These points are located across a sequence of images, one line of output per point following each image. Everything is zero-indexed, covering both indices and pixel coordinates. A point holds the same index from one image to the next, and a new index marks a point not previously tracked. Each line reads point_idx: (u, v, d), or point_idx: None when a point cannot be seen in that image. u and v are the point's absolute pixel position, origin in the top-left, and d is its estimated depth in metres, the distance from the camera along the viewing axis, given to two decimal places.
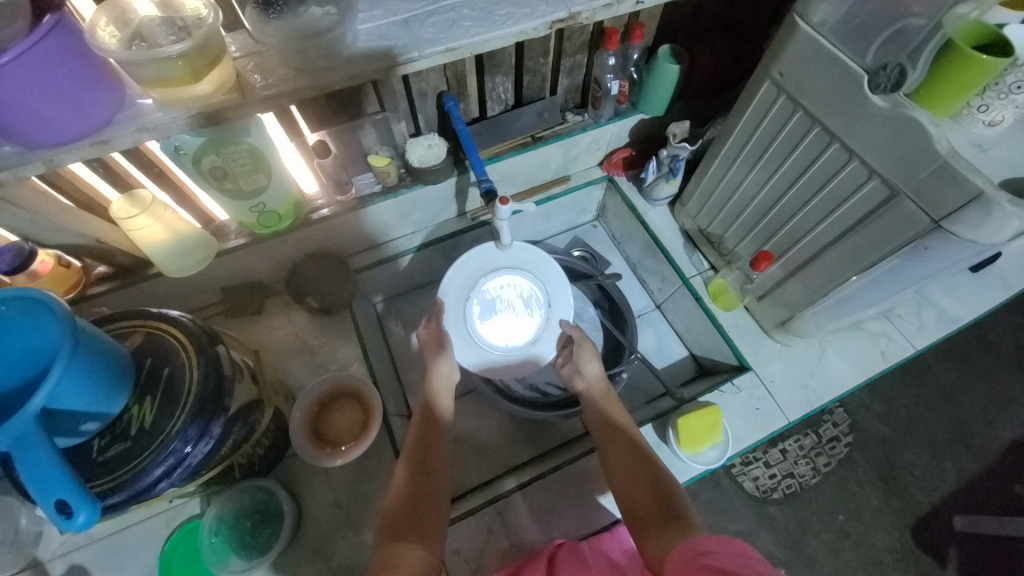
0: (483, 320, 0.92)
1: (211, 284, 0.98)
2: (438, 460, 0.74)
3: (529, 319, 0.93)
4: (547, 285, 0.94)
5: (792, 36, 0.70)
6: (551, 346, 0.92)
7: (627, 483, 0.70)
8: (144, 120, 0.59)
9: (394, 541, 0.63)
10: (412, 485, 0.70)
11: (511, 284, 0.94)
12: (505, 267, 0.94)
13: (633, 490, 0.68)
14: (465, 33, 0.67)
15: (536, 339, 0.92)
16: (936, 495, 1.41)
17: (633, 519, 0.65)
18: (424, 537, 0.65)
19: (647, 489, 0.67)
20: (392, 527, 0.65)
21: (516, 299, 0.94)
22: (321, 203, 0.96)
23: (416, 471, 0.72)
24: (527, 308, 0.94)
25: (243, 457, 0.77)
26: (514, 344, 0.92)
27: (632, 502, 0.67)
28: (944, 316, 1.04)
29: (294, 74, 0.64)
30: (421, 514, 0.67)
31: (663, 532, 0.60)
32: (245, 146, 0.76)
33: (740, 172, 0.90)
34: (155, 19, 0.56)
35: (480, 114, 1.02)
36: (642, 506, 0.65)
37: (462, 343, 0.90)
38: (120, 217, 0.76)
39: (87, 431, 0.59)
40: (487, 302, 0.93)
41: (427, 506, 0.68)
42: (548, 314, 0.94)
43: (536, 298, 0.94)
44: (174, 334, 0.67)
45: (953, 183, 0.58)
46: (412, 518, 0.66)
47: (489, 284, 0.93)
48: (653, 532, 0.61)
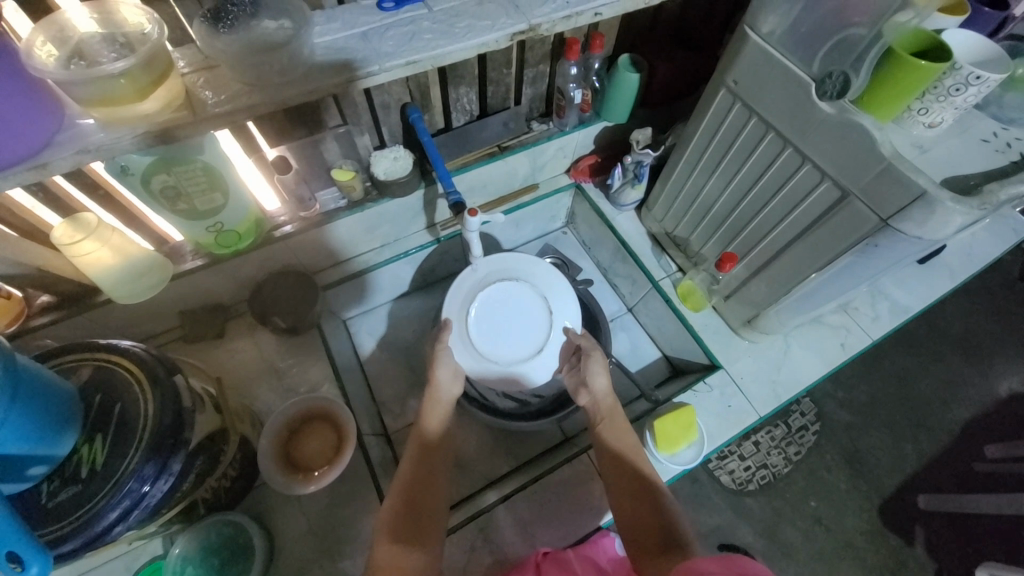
0: (488, 331, 0.93)
1: (168, 309, 0.94)
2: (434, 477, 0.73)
3: (534, 328, 0.94)
4: (547, 294, 0.96)
5: (744, 45, 0.72)
6: (556, 355, 0.92)
7: (627, 504, 0.69)
8: (85, 142, 0.56)
9: (396, 543, 0.63)
10: (406, 501, 0.69)
11: (511, 295, 0.95)
12: (504, 277, 0.95)
13: (630, 512, 0.67)
14: (425, 45, 0.66)
15: (542, 347, 0.92)
16: (900, 476, 1.48)
17: (630, 539, 0.65)
18: (428, 547, 0.65)
19: (644, 507, 0.67)
20: (395, 528, 0.65)
21: (518, 309, 0.94)
22: (283, 219, 0.93)
23: (415, 484, 0.71)
24: (529, 318, 0.94)
25: (208, 491, 0.74)
26: (520, 354, 0.92)
27: (627, 516, 0.67)
28: (896, 306, 1.09)
29: (246, 90, 0.61)
30: (421, 520, 0.67)
31: (660, 551, 0.60)
32: (200, 164, 0.73)
33: (702, 176, 0.92)
34: (96, 36, 0.53)
35: (445, 125, 1.01)
36: (637, 524, 0.65)
37: (469, 358, 0.90)
38: (63, 242, 0.71)
39: (34, 476, 0.55)
40: (488, 315, 0.93)
41: (428, 517, 0.68)
42: (551, 321, 0.94)
43: (537, 306, 0.95)
44: (126, 366, 0.63)
45: (898, 184, 0.61)
46: (409, 526, 0.66)
47: (490, 295, 0.94)
48: (649, 556, 0.61)
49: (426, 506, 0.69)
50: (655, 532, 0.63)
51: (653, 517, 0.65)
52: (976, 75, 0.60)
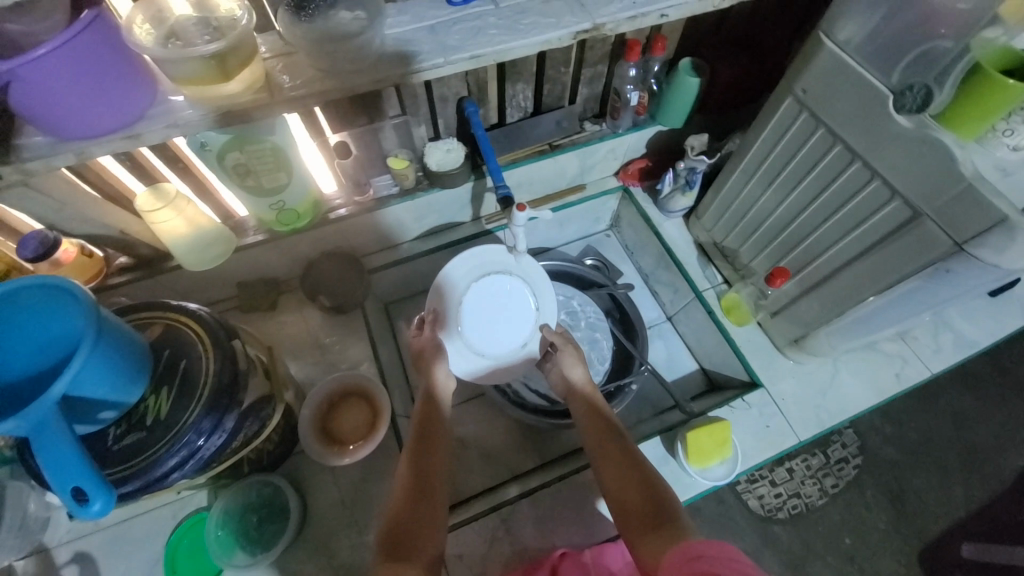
0: (473, 324, 0.93)
1: (227, 279, 0.99)
2: (437, 465, 0.73)
3: (517, 324, 0.94)
4: (536, 289, 0.95)
5: (816, 53, 0.70)
6: (536, 350, 0.95)
7: (615, 480, 0.68)
8: (174, 116, 0.61)
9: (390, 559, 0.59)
10: (410, 504, 0.67)
11: (500, 288, 0.94)
12: (493, 270, 0.93)
13: (620, 489, 0.67)
14: (490, 40, 0.68)
15: (524, 343, 0.95)
16: (946, 521, 1.39)
17: (624, 524, 0.63)
18: (424, 551, 0.62)
19: (630, 481, 0.66)
20: (393, 540, 0.62)
21: (504, 303, 0.94)
22: (339, 202, 0.97)
23: (419, 468, 0.72)
24: (515, 313, 0.94)
25: (252, 452, 0.78)
26: (504, 348, 0.94)
27: (623, 500, 0.66)
28: (961, 340, 1.02)
29: (320, 76, 0.64)
30: (424, 512, 0.66)
31: (650, 525, 0.60)
32: (268, 144, 0.78)
33: (756, 189, 0.90)
34: (190, 18, 0.58)
35: (498, 120, 1.03)
36: (633, 507, 0.63)
37: (456, 354, 0.92)
38: (145, 210, 0.78)
39: (105, 419, 0.60)
40: (475, 309, 0.93)
41: (431, 504, 0.68)
42: (533, 318, 0.95)
43: (525, 300, 0.95)
44: (192, 327, 0.68)
45: (977, 207, 0.57)
46: (401, 540, 0.62)
47: (479, 288, 0.93)
48: (641, 533, 0.60)
49: (431, 487, 0.70)
50: (644, 506, 0.63)
51: (647, 499, 0.63)
52: None
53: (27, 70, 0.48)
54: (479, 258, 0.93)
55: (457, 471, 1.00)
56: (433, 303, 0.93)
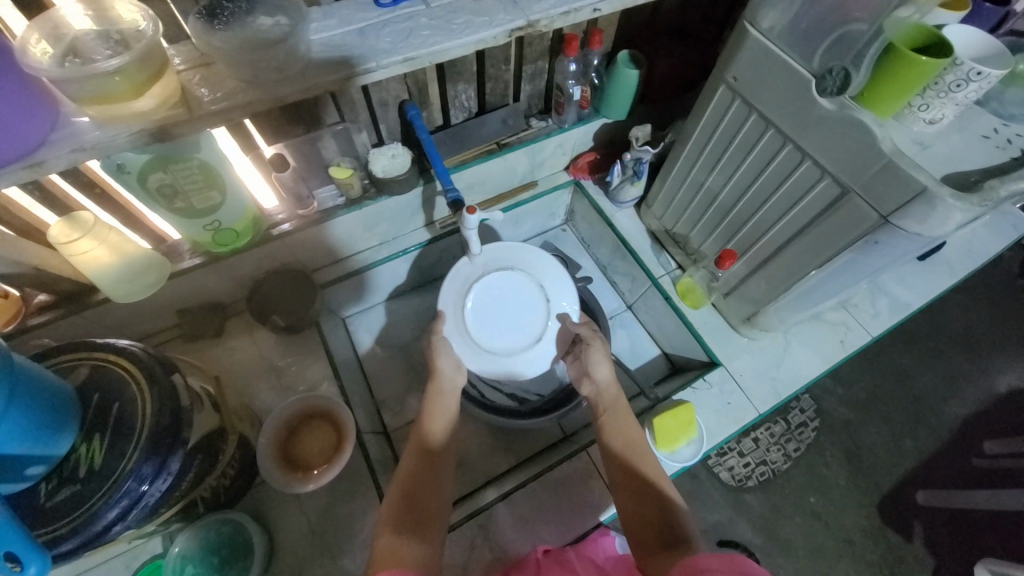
0: (484, 321, 0.92)
1: (166, 307, 0.93)
2: (434, 481, 0.71)
3: (530, 317, 0.93)
4: (545, 283, 0.95)
5: (743, 41, 0.72)
6: (553, 343, 0.93)
7: (630, 497, 0.68)
8: (81, 140, 0.55)
9: (398, 533, 0.62)
10: (406, 496, 0.67)
11: (508, 284, 0.94)
12: (501, 267, 0.94)
13: (635, 507, 0.66)
14: (423, 42, 0.66)
15: (541, 337, 0.92)
16: (898, 472, 1.49)
17: (635, 538, 0.63)
18: (429, 537, 0.64)
19: (643, 497, 0.66)
20: (398, 515, 0.64)
21: (515, 298, 0.94)
22: (281, 217, 0.93)
23: (408, 483, 0.69)
24: (528, 307, 0.94)
25: (207, 491, 0.74)
26: (518, 343, 0.92)
27: (636, 514, 0.65)
28: (896, 303, 1.09)
29: (241, 87, 0.61)
30: (422, 510, 0.66)
31: (660, 544, 0.59)
32: (195, 162, 0.73)
33: (700, 174, 0.92)
34: (90, 33, 0.53)
35: (443, 122, 1.00)
36: (645, 524, 0.63)
37: (468, 350, 0.90)
38: (60, 241, 0.71)
39: (32, 475, 0.55)
40: (485, 305, 0.92)
41: (428, 510, 0.67)
42: (548, 311, 0.94)
43: (536, 295, 0.94)
44: (123, 366, 0.62)
45: (898, 180, 0.61)
46: (414, 511, 0.66)
47: (487, 284, 0.93)
48: (652, 551, 0.59)
49: (426, 499, 0.68)
50: (656, 524, 0.62)
51: (659, 518, 0.63)
52: (977, 71, 0.60)
53: None
54: (482, 260, 0.94)
55: None
56: (444, 303, 0.91)
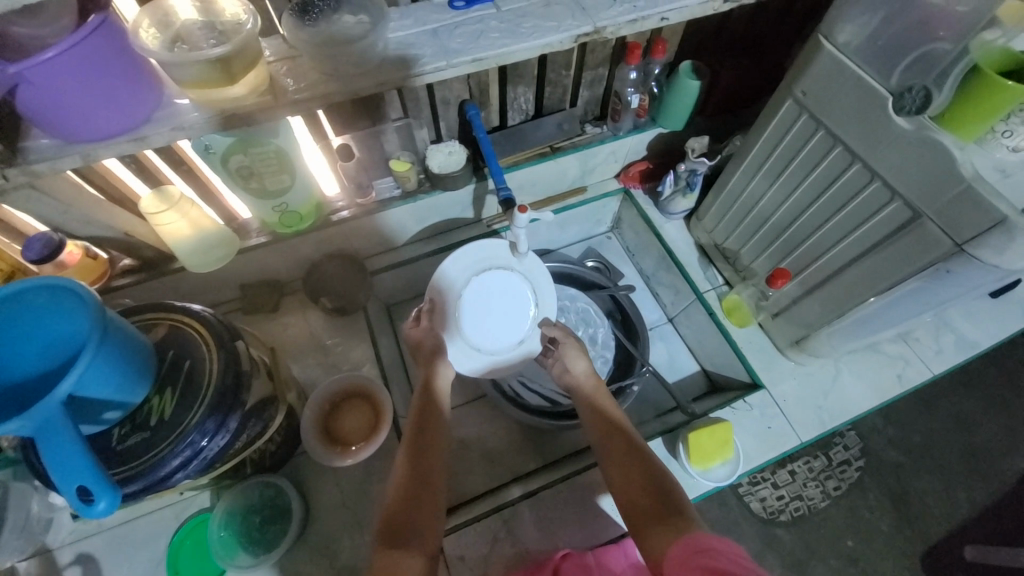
0: (472, 318, 0.89)
1: (229, 281, 1.00)
2: (434, 458, 0.73)
3: (516, 318, 0.90)
4: (538, 286, 0.91)
5: (816, 55, 0.70)
6: (535, 346, 0.91)
7: (622, 478, 0.69)
8: (179, 119, 0.61)
9: (390, 548, 0.61)
10: (413, 480, 0.70)
11: (502, 284, 0.90)
12: (496, 265, 0.90)
13: (630, 489, 0.68)
14: (492, 43, 0.68)
15: (525, 339, 0.90)
16: (949, 524, 1.39)
17: (633, 519, 0.65)
18: (422, 541, 0.63)
19: (635, 474, 0.68)
20: (389, 525, 0.64)
21: (505, 299, 0.90)
22: (341, 205, 0.98)
23: (416, 461, 0.72)
24: (517, 309, 0.90)
25: (254, 453, 0.78)
26: (503, 343, 0.90)
27: (633, 495, 0.67)
28: (963, 341, 1.02)
29: (323, 79, 0.65)
30: (418, 505, 0.67)
31: (660, 521, 0.61)
32: (272, 147, 0.78)
33: (759, 187, 0.89)
34: (196, 22, 0.59)
35: (500, 123, 1.04)
36: (641, 504, 0.65)
37: (452, 344, 0.88)
38: (149, 212, 0.79)
39: (109, 420, 0.60)
40: (476, 302, 0.89)
41: (428, 497, 0.69)
42: (535, 315, 0.91)
43: (527, 297, 0.91)
44: (196, 328, 0.68)
45: (976, 207, 0.58)
46: (409, 515, 0.66)
47: (477, 282, 0.89)
48: (654, 529, 0.61)
49: (432, 476, 0.71)
50: (653, 501, 0.64)
51: (654, 496, 0.65)
52: None
53: (32, 71, 0.48)
54: (479, 255, 0.90)
55: (459, 473, 0.99)
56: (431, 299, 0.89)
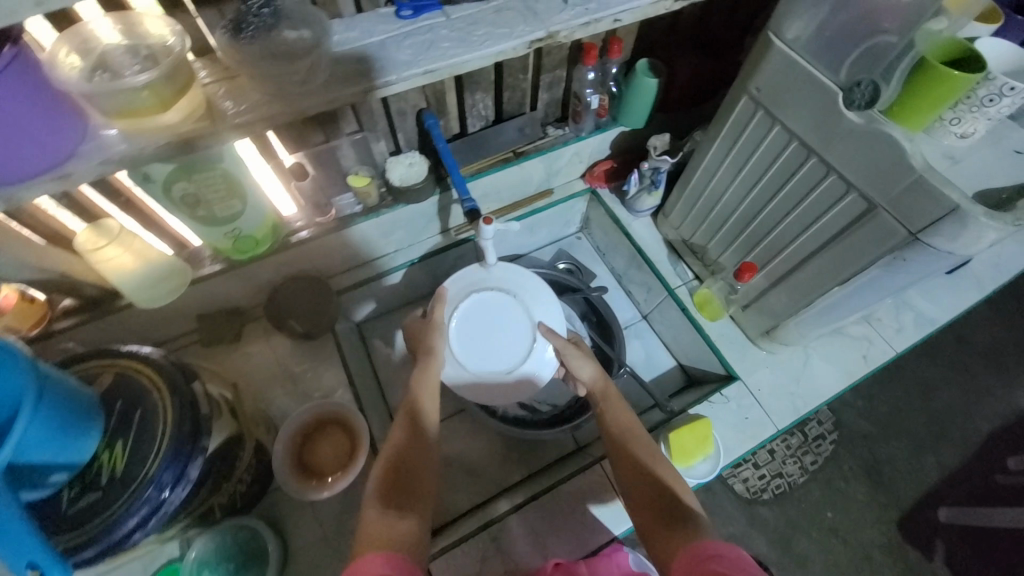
0: (466, 335, 0.88)
1: (185, 313, 0.94)
2: (424, 471, 0.71)
3: (512, 344, 0.89)
4: (537, 319, 0.90)
5: (767, 52, 0.71)
6: (524, 381, 0.88)
7: (632, 483, 0.70)
8: (109, 152, 0.56)
9: (387, 509, 0.63)
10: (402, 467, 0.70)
11: (501, 306, 0.90)
12: (498, 287, 0.91)
13: (640, 494, 0.69)
14: (443, 54, 0.66)
15: (513, 368, 0.88)
16: (919, 488, 1.46)
17: (642, 523, 0.66)
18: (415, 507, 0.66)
19: (644, 481, 0.69)
20: (385, 496, 0.65)
21: (502, 323, 0.90)
22: (300, 224, 0.93)
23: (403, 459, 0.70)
24: (514, 337, 0.89)
25: (224, 497, 0.74)
26: (494, 368, 0.88)
27: (637, 494, 0.69)
28: (921, 317, 1.06)
29: (267, 100, 0.61)
30: (412, 485, 0.68)
31: (666, 526, 0.62)
32: (219, 171, 0.74)
33: (723, 184, 0.90)
34: (120, 47, 0.54)
35: (460, 130, 1.01)
36: (649, 506, 0.66)
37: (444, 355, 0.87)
38: (87, 248, 0.73)
39: (55, 483, 0.56)
40: (472, 319, 0.89)
41: (417, 485, 0.68)
42: (531, 349, 0.88)
43: (525, 328, 0.90)
44: (146, 373, 0.63)
45: (930, 200, 0.59)
46: (398, 490, 0.67)
47: (480, 297, 0.90)
48: (659, 534, 0.62)
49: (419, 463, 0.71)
50: (661, 506, 0.65)
51: (661, 500, 0.66)
52: (1011, 86, 0.58)
53: None
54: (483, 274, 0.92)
55: (444, 491, 0.98)
56: (436, 293, 0.88)
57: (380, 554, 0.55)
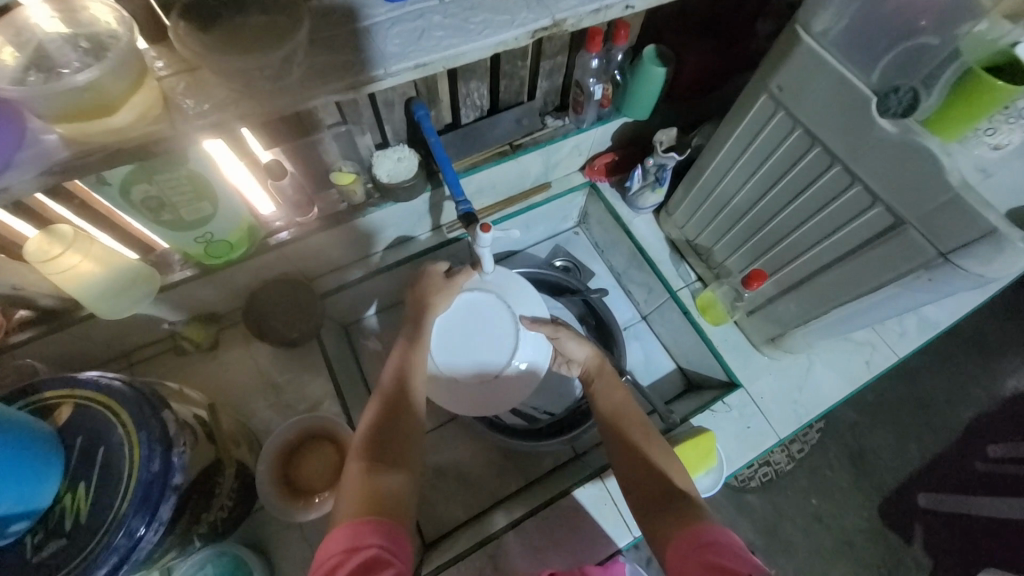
0: (446, 327, 0.86)
1: (156, 320, 0.87)
2: (410, 429, 0.67)
3: (483, 355, 0.86)
4: (521, 343, 0.86)
5: (793, 48, 0.64)
6: (475, 390, 0.87)
7: (624, 460, 0.68)
8: (49, 161, 0.48)
9: (372, 465, 0.60)
10: (384, 422, 0.66)
11: (493, 315, 0.87)
12: (501, 297, 0.87)
13: (633, 468, 0.67)
14: (436, 45, 0.58)
15: (458, 377, 0.87)
16: (903, 475, 1.48)
17: (635, 497, 0.65)
18: (400, 461, 0.63)
19: (636, 457, 0.67)
20: (367, 449, 0.63)
21: (483, 331, 0.86)
22: (279, 225, 0.86)
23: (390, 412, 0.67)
24: (491, 347, 0.87)
25: (206, 525, 0.69)
26: (456, 365, 0.87)
27: (629, 476, 0.67)
28: (924, 320, 1.04)
29: (233, 97, 0.53)
30: (393, 442, 0.64)
31: (665, 503, 0.61)
32: (184, 172, 0.65)
33: (733, 185, 0.85)
34: (61, 39, 0.46)
35: (452, 120, 0.94)
36: (645, 479, 0.65)
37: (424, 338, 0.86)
38: (41, 258, 0.64)
39: (14, 531, 0.51)
40: (462, 316, 0.86)
41: (399, 439, 0.65)
42: (498, 368, 0.86)
43: (505, 345, 0.86)
44: (107, 405, 0.57)
45: (964, 217, 0.55)
46: (381, 445, 0.64)
47: (493, 302, 0.87)
48: (655, 513, 0.61)
49: (403, 422, 0.67)
50: (660, 483, 0.64)
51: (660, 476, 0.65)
52: None
53: None
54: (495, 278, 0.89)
55: (438, 501, 0.95)
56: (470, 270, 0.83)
57: (360, 521, 0.52)
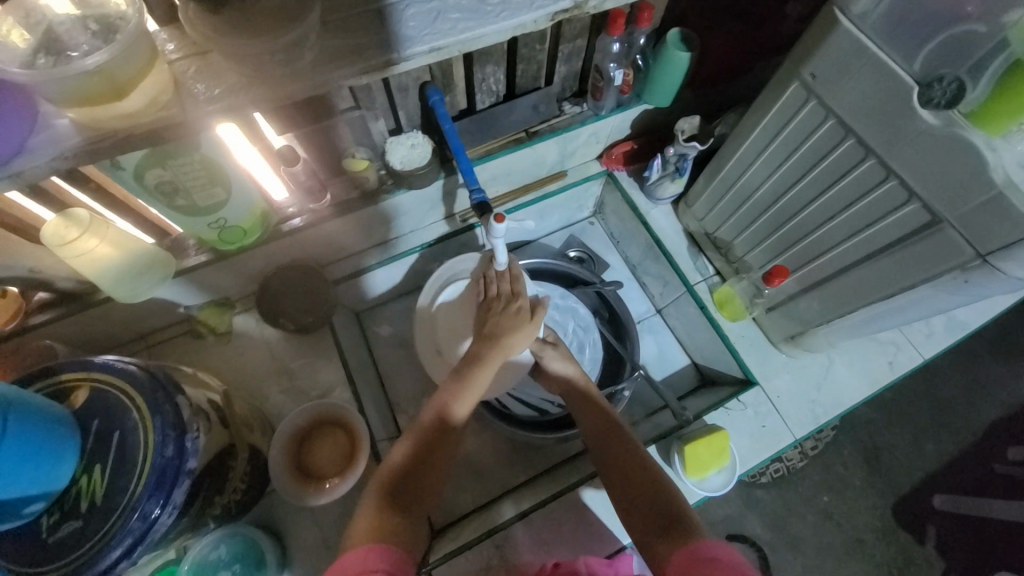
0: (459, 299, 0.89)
1: (172, 304, 0.88)
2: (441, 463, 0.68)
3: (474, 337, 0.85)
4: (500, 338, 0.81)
5: (830, 33, 0.61)
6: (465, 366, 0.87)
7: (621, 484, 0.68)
8: (62, 146, 0.48)
9: (384, 505, 0.61)
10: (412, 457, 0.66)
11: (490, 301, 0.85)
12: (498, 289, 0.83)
13: (628, 496, 0.67)
14: (452, 28, 0.56)
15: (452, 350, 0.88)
16: (919, 476, 1.45)
17: (634, 521, 0.65)
18: (419, 502, 0.64)
19: (636, 480, 0.67)
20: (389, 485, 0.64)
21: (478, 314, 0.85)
22: (292, 211, 0.86)
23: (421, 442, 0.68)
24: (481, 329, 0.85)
25: (220, 507, 0.71)
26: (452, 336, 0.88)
27: (626, 506, 0.66)
28: (953, 321, 1.00)
29: (243, 82, 0.52)
30: (416, 487, 0.65)
31: (659, 531, 0.60)
32: (197, 158, 0.65)
33: (757, 181, 0.82)
34: (71, 21, 0.45)
35: (468, 106, 0.92)
36: (642, 502, 0.65)
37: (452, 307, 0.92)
38: (59, 243, 0.64)
39: (31, 512, 0.52)
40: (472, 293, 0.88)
41: (421, 483, 0.65)
42: None
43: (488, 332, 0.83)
44: (122, 389, 0.58)
45: (1006, 218, 0.52)
46: (406, 482, 0.65)
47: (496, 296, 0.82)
48: (654, 538, 0.60)
49: (427, 469, 0.66)
50: (658, 507, 0.63)
51: (657, 498, 0.64)
52: None
53: None
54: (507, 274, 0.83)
55: (447, 489, 0.96)
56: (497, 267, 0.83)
57: (369, 547, 0.54)
